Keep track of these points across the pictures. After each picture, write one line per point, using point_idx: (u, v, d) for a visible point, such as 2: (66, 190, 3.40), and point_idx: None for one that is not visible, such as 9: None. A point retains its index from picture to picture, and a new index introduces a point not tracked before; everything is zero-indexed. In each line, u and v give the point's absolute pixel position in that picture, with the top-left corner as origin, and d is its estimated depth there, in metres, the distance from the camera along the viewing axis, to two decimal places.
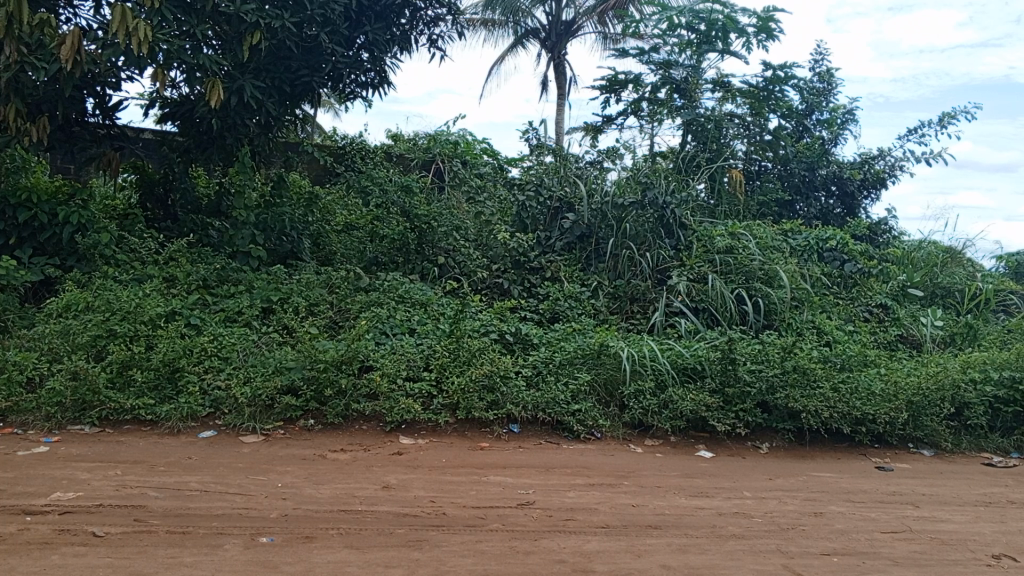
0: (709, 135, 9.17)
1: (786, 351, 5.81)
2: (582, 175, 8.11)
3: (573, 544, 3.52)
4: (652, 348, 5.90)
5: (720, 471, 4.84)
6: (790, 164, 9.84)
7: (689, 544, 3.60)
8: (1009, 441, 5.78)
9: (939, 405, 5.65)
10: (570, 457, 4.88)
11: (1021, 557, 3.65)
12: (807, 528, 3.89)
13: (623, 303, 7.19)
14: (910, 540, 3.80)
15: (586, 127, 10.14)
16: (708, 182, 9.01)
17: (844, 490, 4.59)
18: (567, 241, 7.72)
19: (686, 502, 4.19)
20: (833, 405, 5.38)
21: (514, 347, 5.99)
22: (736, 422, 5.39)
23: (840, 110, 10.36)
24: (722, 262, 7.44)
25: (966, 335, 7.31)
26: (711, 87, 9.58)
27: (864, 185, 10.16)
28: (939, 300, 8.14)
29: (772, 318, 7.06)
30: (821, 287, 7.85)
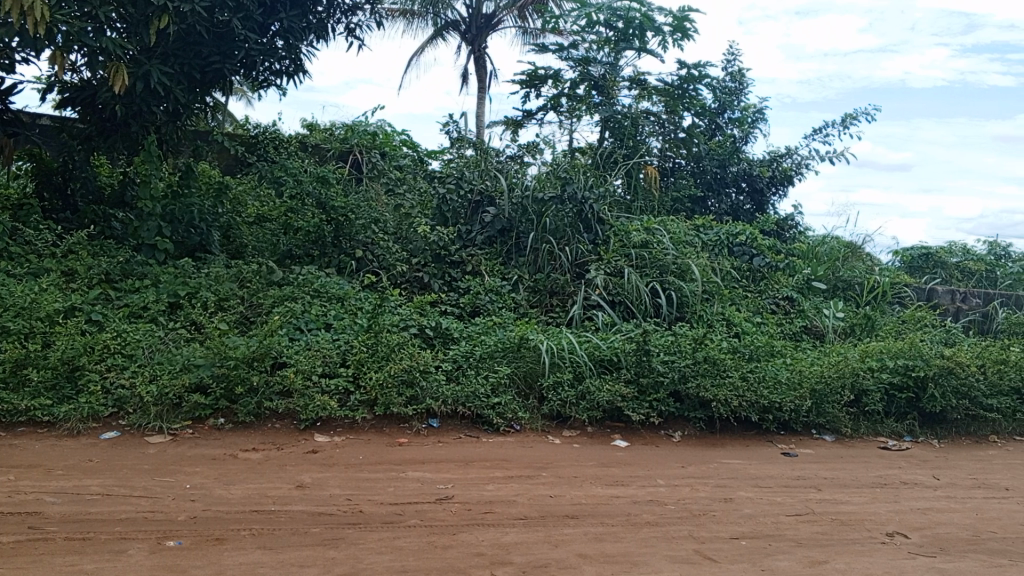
0: (626, 132, 9.36)
1: (697, 342, 5.97)
2: (503, 168, 8.15)
3: (491, 537, 3.52)
4: (570, 341, 5.98)
5: (635, 460, 4.94)
6: (702, 161, 10.13)
7: (605, 532, 3.66)
8: (902, 425, 6.12)
9: (839, 392, 5.94)
10: (488, 450, 4.88)
11: (911, 534, 3.87)
12: (716, 513, 4.02)
13: (542, 297, 7.24)
14: (811, 521, 3.98)
15: (506, 120, 10.16)
16: (626, 179, 9.19)
17: (752, 475, 4.77)
18: (487, 235, 7.70)
19: (602, 492, 4.26)
20: (742, 394, 5.57)
21: (433, 341, 5.95)
22: (651, 411, 5.52)
23: (750, 109, 10.72)
24: (638, 255, 7.60)
25: (864, 326, 7.69)
26: (628, 84, 9.75)
27: (772, 183, 10.54)
28: (840, 292, 8.52)
29: (685, 310, 7.26)
30: (731, 280, 8.10)
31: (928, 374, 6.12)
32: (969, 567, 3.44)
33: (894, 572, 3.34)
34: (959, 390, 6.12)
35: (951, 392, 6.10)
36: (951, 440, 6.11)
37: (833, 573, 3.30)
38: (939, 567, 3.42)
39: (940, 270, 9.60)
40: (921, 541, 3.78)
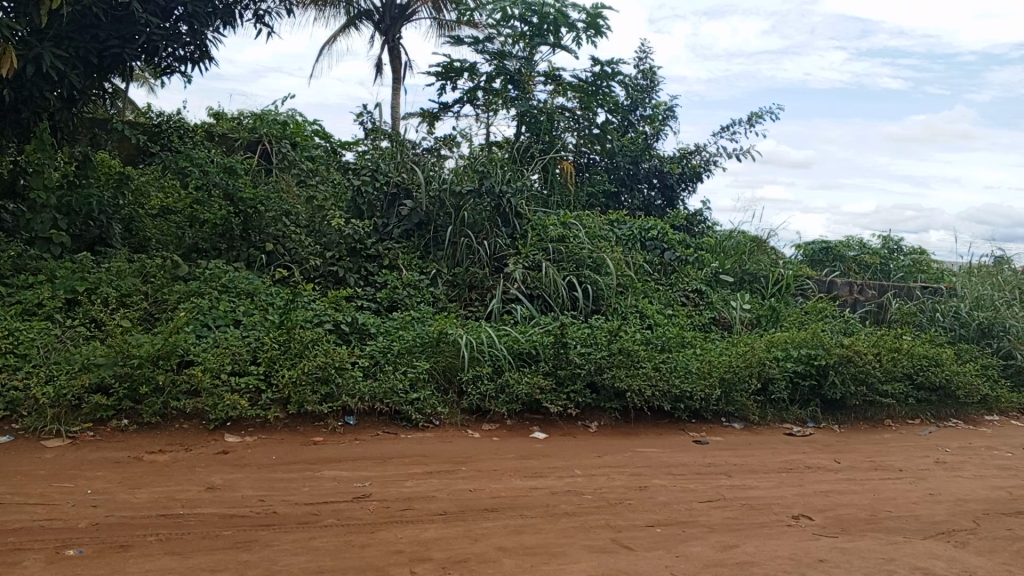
0: (542, 127, 9.42)
1: (613, 334, 6.08)
2: (420, 161, 8.06)
3: (410, 533, 3.49)
4: (489, 335, 5.98)
5: (553, 451, 4.98)
6: (616, 157, 10.31)
7: (524, 525, 3.68)
8: (805, 412, 6.40)
9: (747, 381, 6.16)
10: (407, 446, 4.83)
11: (814, 515, 4.05)
12: (632, 502, 4.10)
13: (461, 291, 7.21)
14: (722, 507, 4.11)
15: (422, 113, 10.05)
16: (541, 172, 9.19)
17: (666, 463, 4.88)
18: (404, 228, 7.61)
19: (521, 484, 4.28)
20: (655, 384, 5.71)
21: (350, 336, 5.84)
22: (568, 403, 5.58)
23: (662, 107, 10.97)
24: (554, 250, 7.67)
25: (769, 317, 8.00)
26: (543, 79, 9.81)
27: (682, 179, 10.82)
28: (746, 285, 8.83)
29: (600, 303, 7.37)
30: (644, 274, 8.28)
31: (829, 362, 6.42)
32: (868, 546, 3.62)
33: (800, 552, 3.48)
34: (856, 377, 6.43)
35: (849, 379, 6.41)
36: (850, 425, 6.43)
37: (744, 555, 3.42)
38: (841, 546, 3.59)
39: (839, 263, 10.09)
40: (824, 522, 3.96)
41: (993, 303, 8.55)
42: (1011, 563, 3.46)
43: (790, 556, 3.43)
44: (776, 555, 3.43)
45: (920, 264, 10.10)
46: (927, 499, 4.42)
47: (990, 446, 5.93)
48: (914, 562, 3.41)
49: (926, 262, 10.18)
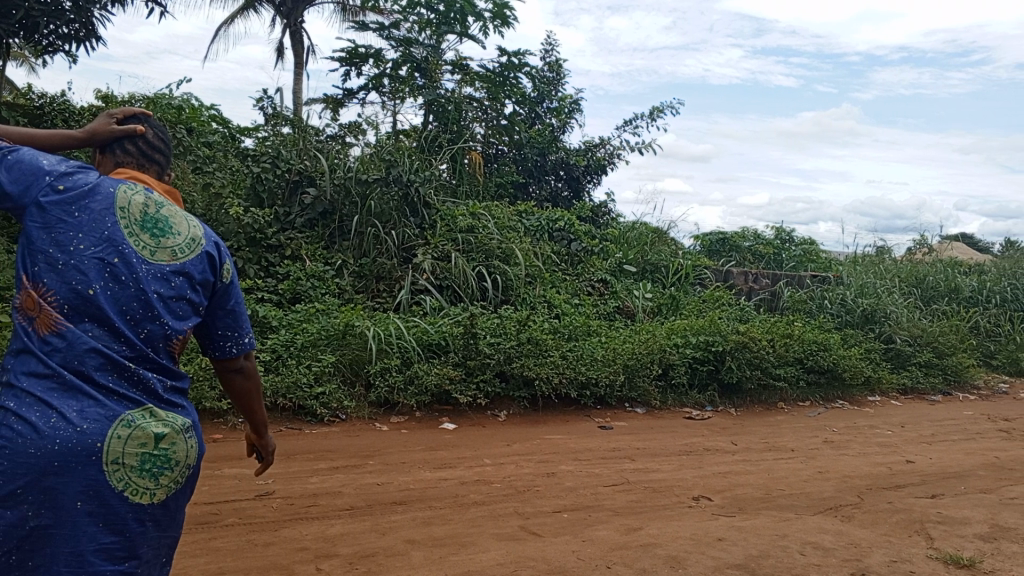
0: (450, 116, 9.35)
1: (521, 323, 6.08)
2: (323, 148, 7.87)
3: (316, 530, 3.41)
4: (398, 326, 5.90)
5: (462, 442, 4.98)
6: (524, 149, 10.36)
7: (432, 516, 3.66)
8: (704, 396, 6.63)
9: (649, 367, 6.34)
10: (312, 442, 4.72)
11: (713, 496, 4.21)
12: (540, 489, 4.15)
13: (368, 282, 7.10)
14: (627, 491, 4.21)
15: (326, 99, 9.80)
16: (450, 162, 9.12)
17: (573, 450, 4.96)
18: (308, 217, 7.42)
19: (429, 475, 4.25)
20: (562, 372, 5.81)
21: (250, 330, 5.65)
22: (477, 393, 5.59)
23: (568, 99, 11.08)
24: (463, 240, 7.64)
25: (670, 306, 8.23)
26: (451, 68, 9.73)
27: (588, 171, 10.97)
28: (649, 275, 9.05)
29: (509, 294, 7.40)
30: (551, 264, 8.36)
31: (726, 348, 6.67)
32: (763, 523, 3.78)
33: (700, 532, 3.60)
34: (752, 362, 6.71)
35: (745, 363, 6.68)
36: (746, 408, 6.71)
37: (647, 537, 3.51)
38: (738, 525, 3.74)
39: (734, 254, 10.50)
40: (722, 502, 4.11)
41: (875, 292, 9.09)
42: (891, 534, 3.70)
43: (690, 536, 3.55)
44: (678, 536, 3.54)
45: (810, 254, 10.60)
46: (816, 477, 4.66)
47: (872, 425, 6.31)
48: (804, 537, 3.59)
49: (815, 253, 10.70)
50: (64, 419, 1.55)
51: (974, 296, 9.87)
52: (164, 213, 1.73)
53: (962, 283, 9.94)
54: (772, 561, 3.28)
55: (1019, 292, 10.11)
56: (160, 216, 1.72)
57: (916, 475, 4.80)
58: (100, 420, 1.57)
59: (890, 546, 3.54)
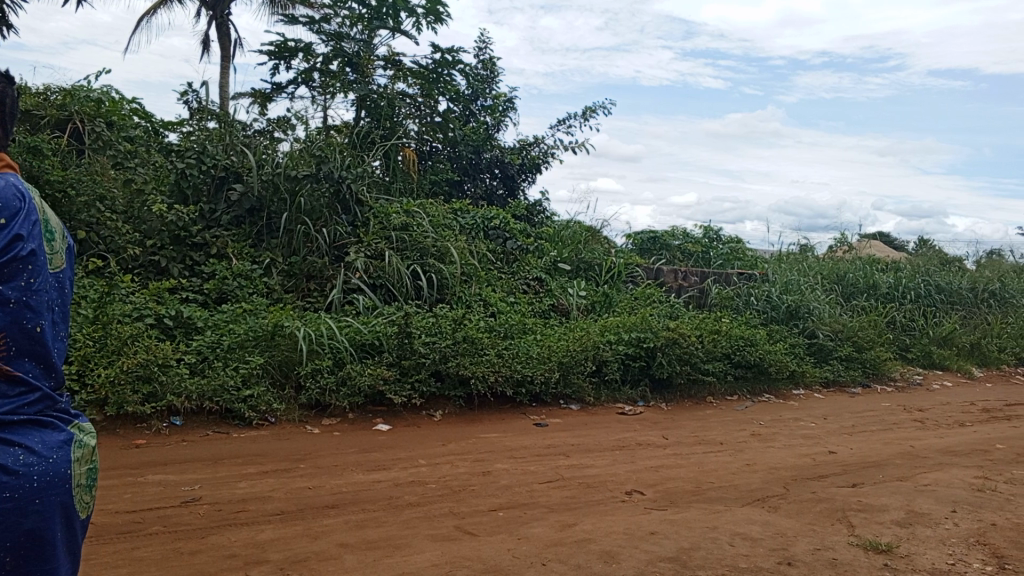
0: (382, 113, 9.25)
1: (457, 322, 6.04)
2: (251, 143, 7.66)
3: (245, 536, 3.32)
4: (330, 326, 5.79)
5: (396, 443, 4.92)
6: (458, 146, 10.29)
7: (366, 519, 3.60)
8: (636, 392, 6.73)
9: (583, 364, 6.40)
10: (241, 446, 4.60)
11: (646, 490, 4.27)
12: (475, 488, 4.13)
13: (298, 281, 6.96)
14: (562, 487, 4.24)
15: (254, 93, 9.54)
16: (383, 159, 9.01)
17: (508, 448, 4.96)
18: (235, 215, 7.23)
19: (362, 477, 4.19)
20: (498, 370, 5.80)
21: (174, 332, 5.45)
22: (412, 393, 5.54)
23: (502, 98, 11.08)
24: (397, 238, 7.56)
25: (603, 303, 8.33)
26: (383, 63, 9.61)
27: (522, 170, 11.00)
28: (583, 273, 9.13)
29: (444, 292, 7.35)
30: (486, 262, 8.34)
31: (657, 344, 6.79)
32: (694, 516, 3.86)
33: (633, 527, 3.65)
34: (682, 357, 6.85)
35: (675, 359, 6.81)
36: (677, 403, 6.84)
37: (582, 533, 3.54)
38: (670, 518, 3.80)
39: (665, 252, 10.70)
40: (654, 496, 4.18)
41: (798, 288, 9.39)
42: (815, 523, 3.82)
43: (624, 530, 3.59)
44: (612, 530, 3.58)
45: (737, 252, 10.87)
46: (744, 469, 4.78)
47: (797, 417, 6.52)
48: (733, 528, 3.68)
49: (742, 251, 10.98)
50: (33, 453, 1.57)
51: (891, 292, 10.29)
52: (49, 221, 1.72)
53: (879, 280, 10.36)
54: (702, 553, 3.35)
55: (932, 288, 10.58)
56: (41, 219, 1.69)
57: (838, 465, 4.97)
58: (61, 448, 1.63)
59: (814, 534, 3.65)
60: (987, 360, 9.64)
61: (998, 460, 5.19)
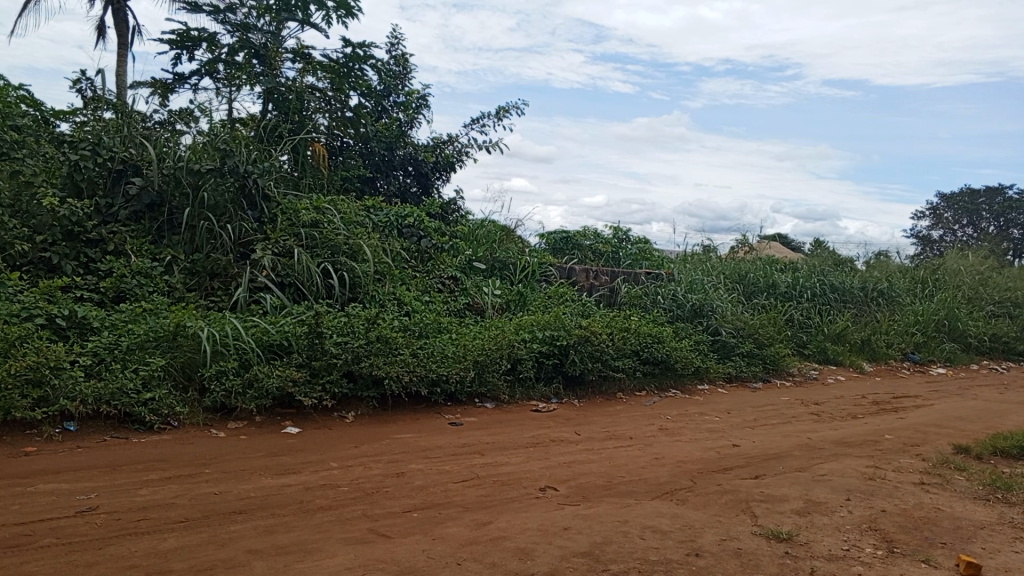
0: (291, 106, 9.05)
1: (370, 321, 5.94)
2: (150, 136, 7.34)
3: (147, 545, 3.18)
4: (235, 327, 5.61)
5: (307, 445, 4.80)
6: (370, 143, 10.15)
7: (275, 524, 3.51)
8: (550, 388, 6.81)
9: (498, 362, 6.43)
10: (141, 451, 4.40)
11: (559, 486, 4.32)
12: (388, 489, 4.08)
13: (202, 280, 6.71)
14: (476, 486, 4.24)
15: (154, 83, 9.14)
16: (291, 154, 8.90)
17: (423, 448, 4.93)
18: (133, 211, 6.90)
19: (272, 482, 4.07)
20: (412, 369, 5.75)
21: (67, 333, 5.17)
22: (323, 394, 5.42)
23: (415, 95, 11.00)
24: (307, 235, 7.39)
25: (517, 302, 8.39)
26: (292, 56, 9.37)
27: (436, 168, 10.95)
28: (498, 272, 9.15)
29: (357, 291, 7.21)
30: (400, 260, 8.26)
31: (570, 342, 6.90)
32: (605, 510, 3.94)
33: (547, 523, 3.69)
34: (593, 355, 6.99)
35: (587, 357, 6.93)
36: (589, 399, 6.95)
37: (497, 531, 3.55)
38: (583, 513, 3.86)
39: (577, 252, 10.85)
40: (567, 491, 4.24)
41: (702, 287, 9.72)
42: (721, 514, 3.96)
43: (538, 527, 3.62)
44: (526, 527, 3.61)
45: (644, 252, 11.14)
46: (653, 463, 4.91)
47: (702, 412, 6.74)
48: (644, 521, 3.77)
49: (650, 252, 11.27)
50: None
51: (788, 290, 10.78)
52: None
53: (777, 280, 10.84)
54: (615, 547, 3.42)
55: (826, 287, 11.14)
56: None
57: (740, 457, 5.17)
58: None
59: (719, 525, 3.79)
60: (876, 355, 10.21)
61: (886, 449, 5.51)
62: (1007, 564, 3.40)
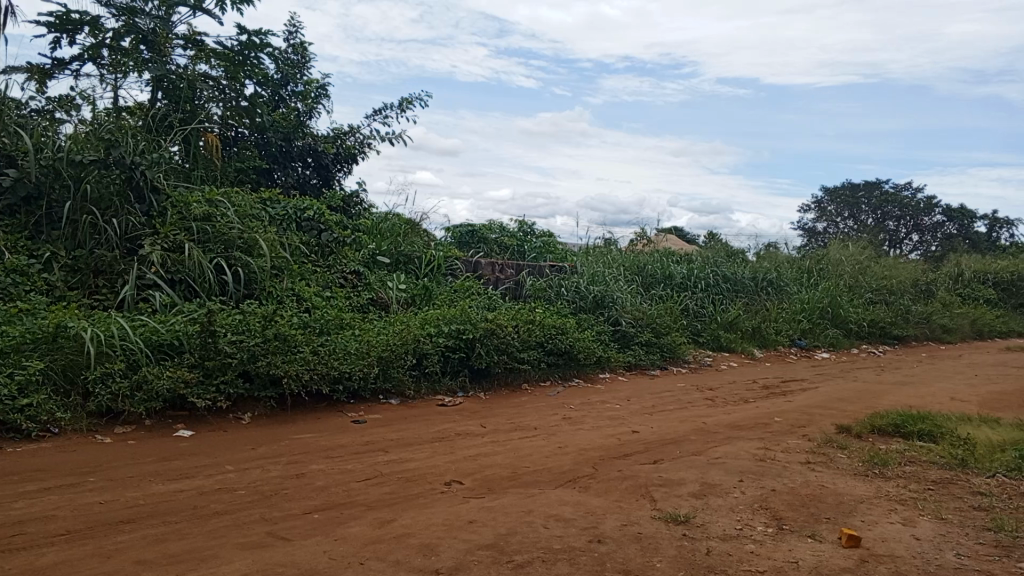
0: (182, 95, 8.63)
1: (267, 319, 5.75)
2: (26, 124, 6.87)
3: (23, 562, 2.97)
4: (122, 327, 5.32)
5: (200, 449, 4.61)
6: (266, 133, 9.79)
7: (166, 532, 3.35)
8: (456, 382, 6.79)
9: (403, 357, 6.36)
10: (16, 462, 4.11)
11: (464, 480, 4.32)
12: (288, 491, 3.97)
13: (84, 278, 6.34)
14: (379, 483, 4.18)
15: (29, 68, 8.53)
16: (182, 144, 8.50)
17: (324, 447, 4.81)
18: (8, 203, 6.54)
19: (162, 488, 3.89)
20: (312, 367, 5.60)
21: None
22: (218, 395, 5.21)
23: (314, 84, 10.71)
24: (199, 230, 7.07)
25: (422, 296, 8.31)
26: (182, 42, 8.93)
27: (336, 160, 10.70)
28: (402, 266, 9.04)
29: (253, 287, 6.96)
30: (299, 255, 8.04)
31: (475, 335, 6.89)
32: (510, 501, 3.96)
33: (452, 517, 3.68)
34: (498, 348, 7.01)
35: (492, 349, 6.95)
36: (494, 391, 6.98)
37: (401, 528, 3.51)
38: (487, 506, 3.87)
39: (482, 245, 10.85)
40: (472, 485, 4.24)
41: (604, 279, 9.91)
42: (622, 500, 4.05)
43: (442, 522, 3.60)
44: (430, 523, 3.59)
45: (548, 245, 11.27)
46: (557, 452, 4.98)
47: (604, 400, 6.88)
48: (548, 511, 3.81)
49: (553, 244, 11.40)
50: None
51: (685, 281, 11.14)
52: None
53: (675, 270, 11.19)
54: (519, 538, 3.44)
55: (720, 278, 11.58)
56: None
57: (641, 443, 5.31)
58: None
59: (620, 511, 3.87)
60: (766, 342, 10.70)
61: (775, 431, 5.78)
62: (884, 535, 3.63)
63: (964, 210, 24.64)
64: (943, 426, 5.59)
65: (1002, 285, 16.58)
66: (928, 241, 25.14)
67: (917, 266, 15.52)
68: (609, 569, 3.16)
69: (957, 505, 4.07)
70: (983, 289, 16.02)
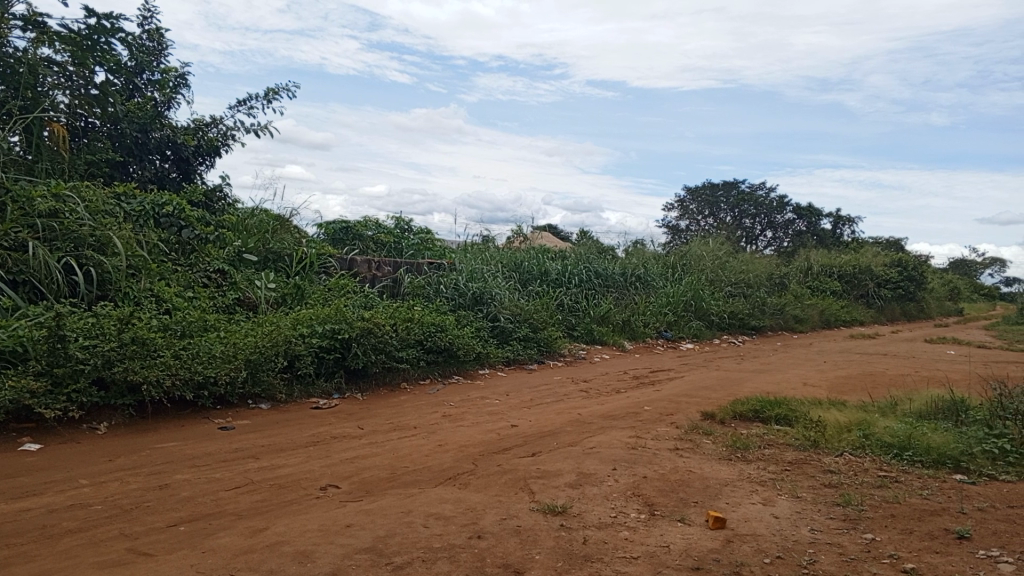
0: (21, 80, 7.91)
1: (123, 322, 5.38)
2: None
3: None
4: None
5: (49, 464, 4.26)
6: (119, 124, 9.19)
7: (11, 556, 3.07)
8: (331, 384, 6.62)
9: (273, 360, 6.13)
10: None
11: (340, 484, 4.21)
12: (150, 504, 3.73)
13: None
14: (250, 492, 4.00)
15: None
16: (22, 134, 7.87)
17: (190, 457, 4.56)
18: None
19: (7, 508, 3.57)
20: (174, 372, 5.28)
21: None
22: (69, 406, 4.83)
23: (173, 73, 10.13)
24: (44, 227, 6.52)
25: (294, 296, 8.05)
26: (21, 23, 8.20)
27: (197, 152, 10.17)
28: (271, 264, 8.71)
29: (106, 288, 6.50)
30: (157, 253, 7.58)
31: (351, 335, 6.75)
32: (389, 503, 3.90)
33: (328, 522, 3.58)
34: (376, 347, 6.91)
35: (369, 349, 6.83)
36: (372, 391, 6.86)
37: (274, 537, 3.38)
38: (365, 509, 3.79)
39: (357, 242, 10.64)
40: (349, 488, 4.14)
41: (482, 275, 9.96)
42: (501, 494, 4.08)
43: (318, 528, 3.50)
44: (306, 529, 3.48)
45: (425, 242, 11.21)
46: (436, 450, 4.95)
47: (483, 396, 6.92)
48: (427, 510, 3.79)
49: (430, 242, 11.34)
50: None
51: (558, 278, 11.39)
52: None
53: (550, 267, 11.41)
54: (398, 539, 3.39)
55: (592, 274, 11.91)
56: None
57: (519, 437, 5.38)
58: None
59: (500, 505, 3.91)
60: (635, 334, 11.12)
61: (646, 420, 6.00)
62: (747, 515, 3.84)
63: (811, 208, 26.56)
64: (797, 410, 5.99)
65: (845, 278, 17.98)
66: (781, 237, 26.90)
67: (772, 261, 16.57)
68: (489, 564, 3.17)
69: (811, 483, 4.38)
70: (830, 282, 17.32)
